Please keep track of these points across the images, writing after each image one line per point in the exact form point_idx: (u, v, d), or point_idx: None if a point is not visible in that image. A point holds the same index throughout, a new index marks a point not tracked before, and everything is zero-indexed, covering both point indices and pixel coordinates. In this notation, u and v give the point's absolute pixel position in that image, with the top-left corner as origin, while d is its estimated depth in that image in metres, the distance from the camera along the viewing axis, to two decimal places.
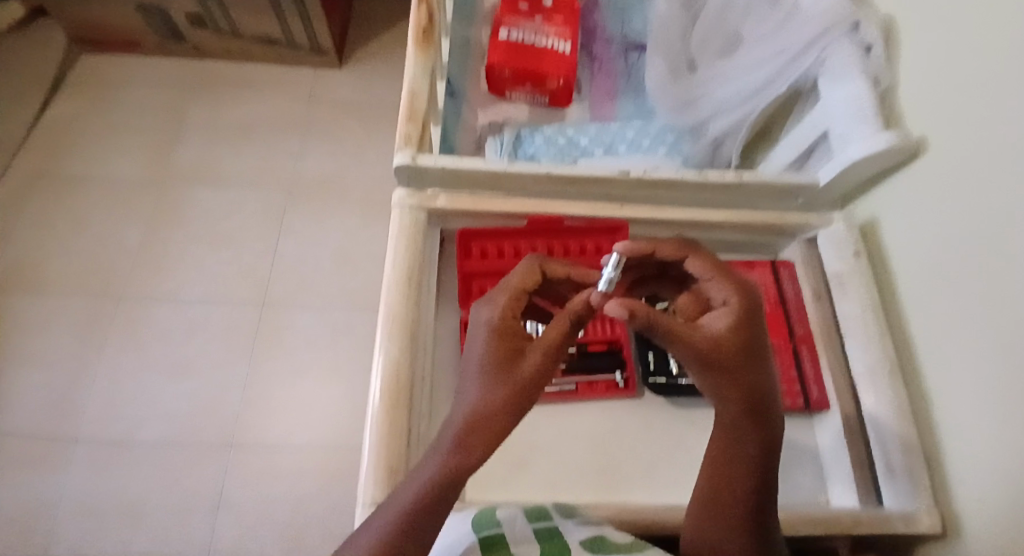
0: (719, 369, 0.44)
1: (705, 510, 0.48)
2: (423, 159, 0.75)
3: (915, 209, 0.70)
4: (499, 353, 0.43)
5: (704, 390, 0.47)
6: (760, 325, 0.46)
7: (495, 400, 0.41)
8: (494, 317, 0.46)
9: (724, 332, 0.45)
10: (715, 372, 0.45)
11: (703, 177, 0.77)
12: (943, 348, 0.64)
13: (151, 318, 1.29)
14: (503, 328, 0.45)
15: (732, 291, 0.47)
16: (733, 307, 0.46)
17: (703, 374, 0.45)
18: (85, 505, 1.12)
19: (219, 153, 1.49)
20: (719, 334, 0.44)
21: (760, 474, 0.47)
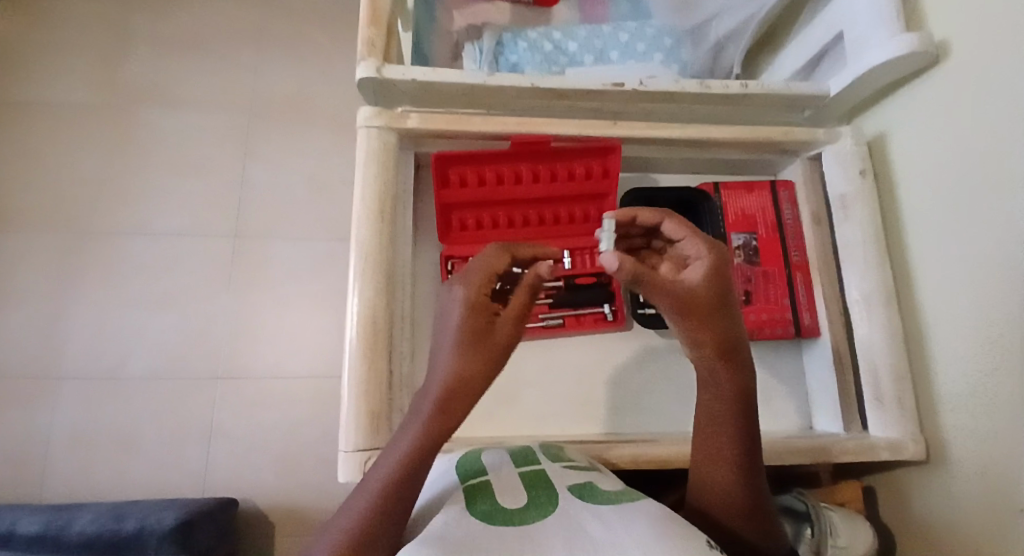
0: (694, 316, 0.47)
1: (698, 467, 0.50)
2: (390, 71, 0.66)
3: (928, 123, 0.64)
4: (467, 331, 0.44)
5: (687, 341, 0.49)
6: (730, 277, 0.48)
7: (461, 377, 0.42)
8: (466, 291, 0.45)
9: (704, 279, 0.47)
10: (700, 318, 0.47)
11: (706, 87, 0.70)
12: (942, 276, 0.62)
13: (120, 252, 1.23)
14: (480, 303, 0.45)
15: (703, 246, 0.50)
16: (707, 256, 0.49)
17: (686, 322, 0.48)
18: (78, 439, 1.13)
19: (170, 67, 1.34)
20: (695, 282, 0.47)
21: (743, 425, 0.49)
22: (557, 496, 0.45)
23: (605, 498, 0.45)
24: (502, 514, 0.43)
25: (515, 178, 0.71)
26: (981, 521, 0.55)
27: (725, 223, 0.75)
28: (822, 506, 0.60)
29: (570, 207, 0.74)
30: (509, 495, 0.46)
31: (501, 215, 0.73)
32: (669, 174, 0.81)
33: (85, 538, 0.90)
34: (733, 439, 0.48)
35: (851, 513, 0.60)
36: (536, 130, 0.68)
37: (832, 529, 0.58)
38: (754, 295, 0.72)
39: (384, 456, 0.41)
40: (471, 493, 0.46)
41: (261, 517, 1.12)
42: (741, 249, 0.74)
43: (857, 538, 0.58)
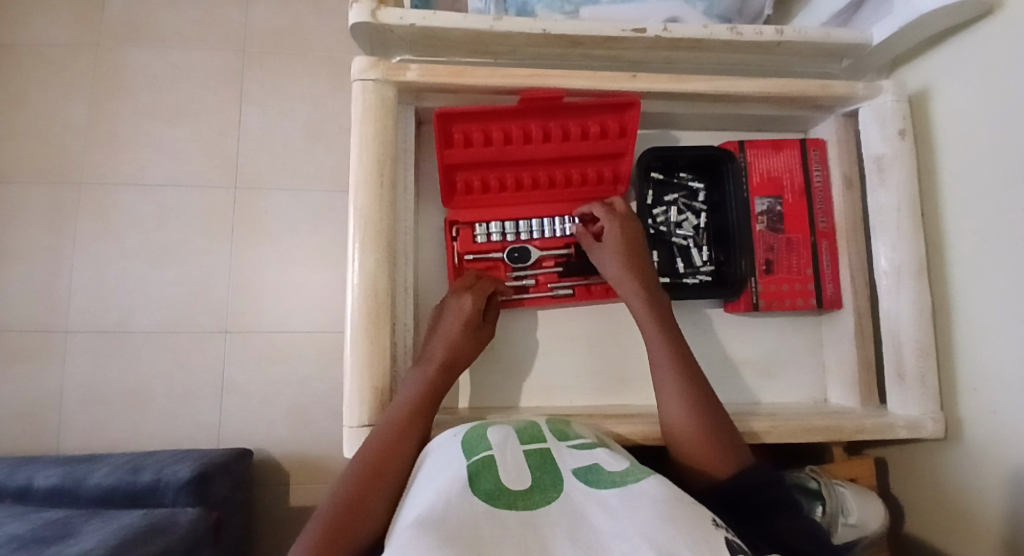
0: (614, 270, 0.63)
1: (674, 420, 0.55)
2: (386, 15, 0.60)
3: (976, 81, 0.58)
4: (461, 340, 0.60)
5: (626, 292, 0.62)
6: (630, 239, 0.64)
7: (441, 383, 0.57)
8: (468, 303, 0.62)
9: (613, 237, 0.64)
10: (617, 270, 0.63)
11: (736, 34, 0.63)
12: (977, 249, 0.58)
13: (117, 205, 1.19)
14: (474, 313, 0.61)
15: (613, 219, 0.65)
16: (612, 226, 0.65)
17: (614, 276, 0.63)
18: (93, 393, 1.14)
19: (154, 5, 1.26)
20: (605, 242, 0.65)
21: (689, 372, 0.57)
22: (561, 480, 0.42)
23: (610, 480, 0.41)
24: (506, 496, 0.39)
25: (525, 137, 0.66)
26: (997, 500, 0.55)
27: (749, 185, 0.70)
28: (834, 483, 0.61)
29: (583, 167, 0.69)
30: (513, 475, 0.42)
31: (509, 176, 0.68)
32: (692, 132, 0.75)
33: (103, 490, 0.92)
34: (676, 379, 0.56)
35: (862, 490, 0.62)
36: (547, 84, 0.62)
37: (844, 507, 0.59)
38: (777, 264, 0.69)
39: (378, 427, 0.53)
40: (473, 470, 0.42)
41: (276, 467, 1.14)
42: (765, 214, 0.69)
43: (868, 517, 0.60)
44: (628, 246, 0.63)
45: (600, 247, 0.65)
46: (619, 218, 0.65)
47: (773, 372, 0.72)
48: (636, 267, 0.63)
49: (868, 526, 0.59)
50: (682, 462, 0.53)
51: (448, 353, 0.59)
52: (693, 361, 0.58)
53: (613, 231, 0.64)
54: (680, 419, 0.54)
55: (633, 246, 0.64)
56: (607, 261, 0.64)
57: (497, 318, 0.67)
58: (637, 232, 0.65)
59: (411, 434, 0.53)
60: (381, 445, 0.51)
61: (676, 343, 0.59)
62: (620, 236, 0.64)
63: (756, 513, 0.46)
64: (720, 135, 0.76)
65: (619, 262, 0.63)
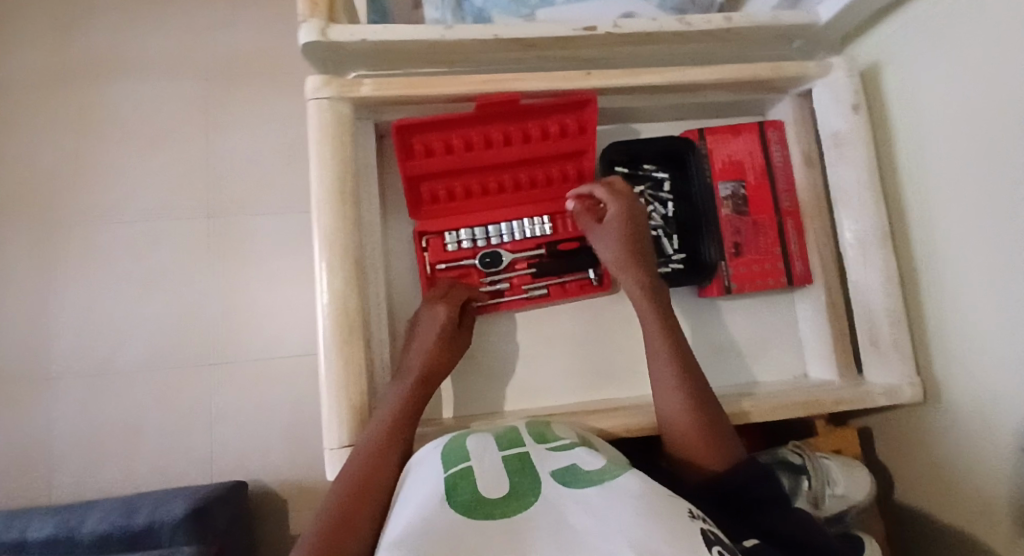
0: (620, 256, 0.63)
1: (679, 414, 0.55)
2: (337, 32, 0.59)
3: (924, 52, 0.58)
4: (437, 350, 0.60)
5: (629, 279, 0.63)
6: (632, 223, 0.64)
7: (419, 395, 0.57)
8: (442, 315, 0.62)
9: (619, 220, 0.64)
10: (623, 253, 0.63)
11: (686, 24, 0.63)
12: (938, 215, 0.59)
13: (92, 244, 1.18)
14: (448, 322, 0.61)
15: (616, 202, 0.64)
16: (615, 207, 0.64)
17: (618, 259, 0.63)
18: (82, 434, 1.13)
19: (115, 39, 1.24)
20: (610, 223, 0.64)
21: (686, 371, 0.57)
22: (540, 484, 0.41)
23: (588, 480, 0.41)
24: (484, 506, 0.39)
25: (485, 142, 0.66)
26: (973, 462, 0.55)
27: (711, 171, 0.71)
28: (819, 456, 0.63)
29: (547, 168, 0.70)
30: (492, 484, 0.42)
31: (473, 182, 0.68)
32: (653, 123, 0.76)
33: (98, 538, 0.91)
34: (676, 376, 0.57)
35: (848, 461, 0.62)
36: (502, 88, 0.62)
37: (829, 478, 0.60)
38: (745, 247, 0.70)
39: (357, 449, 0.53)
40: (450, 482, 0.42)
41: (273, 494, 1.14)
42: (730, 199, 0.70)
43: (856, 486, 0.60)
44: (630, 231, 0.63)
45: (603, 230, 0.65)
46: (625, 200, 0.64)
47: (754, 354, 0.73)
48: (637, 254, 0.63)
49: (856, 495, 0.60)
50: (677, 457, 0.55)
51: (425, 364, 0.59)
52: (693, 361, 0.59)
53: (618, 213, 0.64)
54: (677, 416, 0.55)
55: (635, 230, 0.64)
56: (608, 242, 0.64)
57: (474, 325, 0.68)
58: (640, 215, 0.65)
59: (392, 449, 0.52)
60: (363, 464, 0.51)
61: (678, 342, 0.59)
62: (623, 220, 0.64)
63: (747, 505, 0.48)
64: (681, 124, 0.76)
65: (615, 251, 0.63)
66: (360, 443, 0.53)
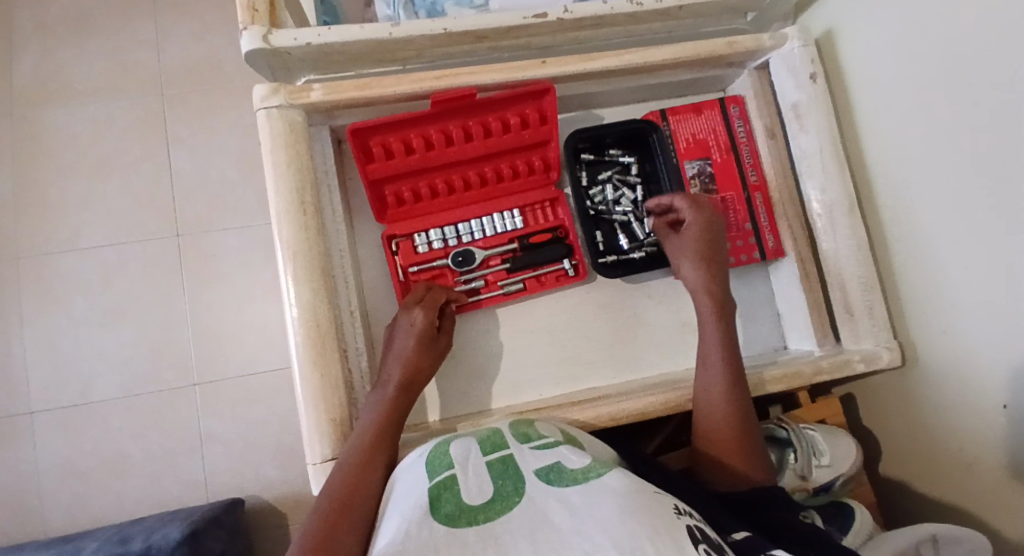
0: (699, 267, 0.63)
1: (719, 417, 0.56)
2: (280, 38, 0.58)
3: (875, 13, 0.58)
4: (416, 355, 0.59)
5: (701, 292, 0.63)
6: (710, 234, 0.63)
7: (398, 401, 0.56)
8: (420, 321, 0.60)
9: (698, 231, 0.63)
10: (702, 264, 0.63)
11: (637, 5, 0.62)
12: (901, 176, 0.59)
13: (57, 275, 1.15)
14: (427, 326, 0.60)
15: (696, 213, 0.64)
16: (694, 218, 0.64)
17: (697, 271, 0.63)
18: (66, 470, 1.11)
19: (60, 61, 1.20)
20: (689, 233, 0.64)
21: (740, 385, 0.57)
22: (524, 483, 0.41)
23: (572, 478, 0.41)
24: (468, 513, 0.38)
25: (446, 139, 0.65)
26: (950, 419, 0.56)
27: (677, 152, 0.71)
28: (803, 427, 0.63)
29: (512, 161, 0.69)
30: (475, 489, 0.41)
31: (439, 181, 0.67)
32: (614, 107, 0.76)
33: None
34: (720, 381, 0.57)
35: (831, 429, 0.63)
36: (457, 83, 0.61)
37: (816, 448, 0.61)
38: None
39: (340, 463, 0.51)
40: (434, 494, 0.41)
41: (270, 509, 1.12)
42: (697, 177, 0.70)
43: (841, 454, 0.61)
44: (704, 243, 0.63)
45: (679, 243, 0.65)
46: (701, 210, 0.64)
47: (735, 329, 0.73)
48: (711, 267, 0.63)
49: (842, 465, 0.61)
50: (703, 450, 0.57)
51: (405, 371, 0.58)
52: (739, 366, 0.59)
53: (695, 223, 0.64)
54: (714, 416, 0.56)
55: (710, 242, 0.63)
56: (683, 255, 0.64)
57: (453, 327, 0.67)
58: (716, 226, 0.64)
59: (376, 459, 0.51)
60: (348, 476, 0.49)
61: (730, 351, 0.59)
62: (699, 232, 0.63)
63: (744, 504, 0.50)
64: (643, 105, 0.76)
65: (691, 260, 0.63)
66: (342, 457, 0.52)
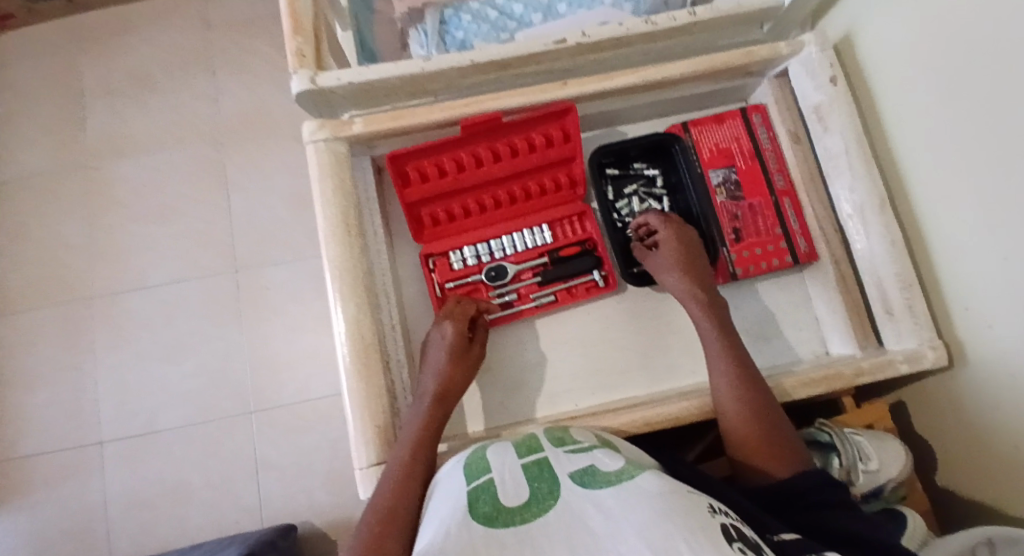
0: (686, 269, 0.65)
1: (744, 419, 0.55)
2: (325, 79, 0.63)
3: (891, 13, 0.59)
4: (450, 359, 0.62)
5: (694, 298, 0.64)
6: (685, 241, 0.67)
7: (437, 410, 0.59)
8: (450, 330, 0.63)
9: (671, 245, 0.67)
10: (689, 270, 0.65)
11: (652, 25, 0.65)
12: (935, 172, 0.58)
13: (126, 312, 1.24)
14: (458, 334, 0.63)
15: (667, 227, 0.69)
16: (665, 232, 0.68)
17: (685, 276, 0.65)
18: (133, 495, 1.18)
19: (130, 118, 1.33)
20: (663, 246, 0.68)
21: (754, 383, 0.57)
22: (558, 487, 0.42)
23: (606, 481, 0.42)
24: (504, 514, 0.39)
25: (475, 161, 0.69)
26: (1002, 423, 0.53)
27: (700, 162, 0.73)
28: (848, 432, 0.61)
29: (539, 178, 0.72)
30: (512, 492, 0.42)
31: (469, 202, 0.71)
32: (638, 123, 0.78)
33: None
34: (729, 378, 0.58)
35: (879, 434, 0.61)
36: (484, 108, 0.65)
37: (861, 453, 0.59)
38: (744, 230, 0.71)
39: (384, 474, 0.53)
40: (473, 497, 0.43)
41: (320, 534, 1.15)
42: (722, 186, 0.72)
43: (889, 457, 0.59)
44: (682, 249, 0.67)
45: (656, 256, 0.68)
46: (670, 224, 0.69)
47: (773, 335, 0.73)
48: (696, 272, 0.65)
49: (890, 467, 0.59)
50: (744, 461, 0.55)
51: (440, 383, 0.61)
52: (752, 366, 0.59)
53: (667, 236, 0.68)
54: (736, 418, 0.56)
55: (686, 250, 0.67)
56: (664, 265, 0.67)
57: (487, 340, 0.69)
58: (690, 238, 0.68)
59: (419, 467, 0.53)
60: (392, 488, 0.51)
61: (738, 353, 0.60)
62: (674, 242, 0.67)
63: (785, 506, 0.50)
64: (666, 119, 0.79)
65: (675, 267, 0.66)
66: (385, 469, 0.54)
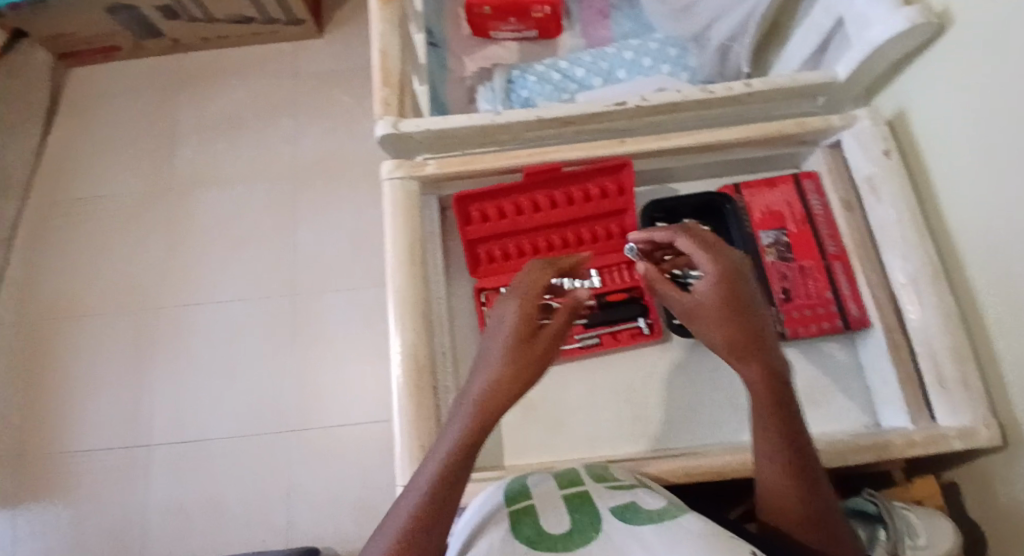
0: (728, 327, 0.50)
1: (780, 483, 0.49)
2: (406, 125, 0.70)
3: (947, 95, 0.61)
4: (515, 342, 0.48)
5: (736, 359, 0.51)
6: (734, 288, 0.50)
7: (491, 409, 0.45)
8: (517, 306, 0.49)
9: (713, 294, 0.50)
10: (734, 326, 0.50)
11: (708, 93, 0.70)
12: (989, 248, 0.58)
13: (190, 327, 1.33)
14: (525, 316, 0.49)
15: (712, 265, 0.51)
16: (711, 272, 0.51)
17: (727, 332, 0.50)
18: (171, 504, 1.22)
19: (218, 152, 1.47)
20: (703, 291, 0.51)
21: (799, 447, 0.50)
22: (599, 520, 0.43)
23: (648, 517, 0.43)
24: (547, 540, 0.42)
25: (534, 207, 0.75)
26: None
27: (751, 223, 0.75)
28: (896, 504, 0.59)
29: (593, 227, 0.77)
30: (553, 519, 0.44)
31: (525, 243, 0.76)
32: (690, 182, 0.82)
33: None
34: (774, 440, 0.50)
35: (929, 510, 0.59)
36: (547, 159, 0.71)
37: (910, 529, 0.57)
38: (793, 291, 0.72)
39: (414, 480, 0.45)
40: (514, 518, 0.45)
41: None
42: (773, 246, 0.74)
43: (940, 535, 0.56)
44: (729, 302, 0.50)
45: (692, 299, 0.53)
46: (716, 261, 0.51)
47: (819, 400, 0.72)
48: (743, 329, 0.50)
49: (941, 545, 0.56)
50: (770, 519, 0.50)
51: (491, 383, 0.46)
52: (798, 427, 0.50)
53: (714, 281, 0.50)
54: (773, 480, 0.50)
55: (734, 303, 0.50)
56: (702, 315, 0.51)
57: None
58: (741, 282, 0.51)
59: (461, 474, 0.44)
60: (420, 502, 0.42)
61: (787, 415, 0.50)
62: (721, 290, 0.50)
63: None
64: (719, 180, 0.82)
65: (714, 324, 0.50)
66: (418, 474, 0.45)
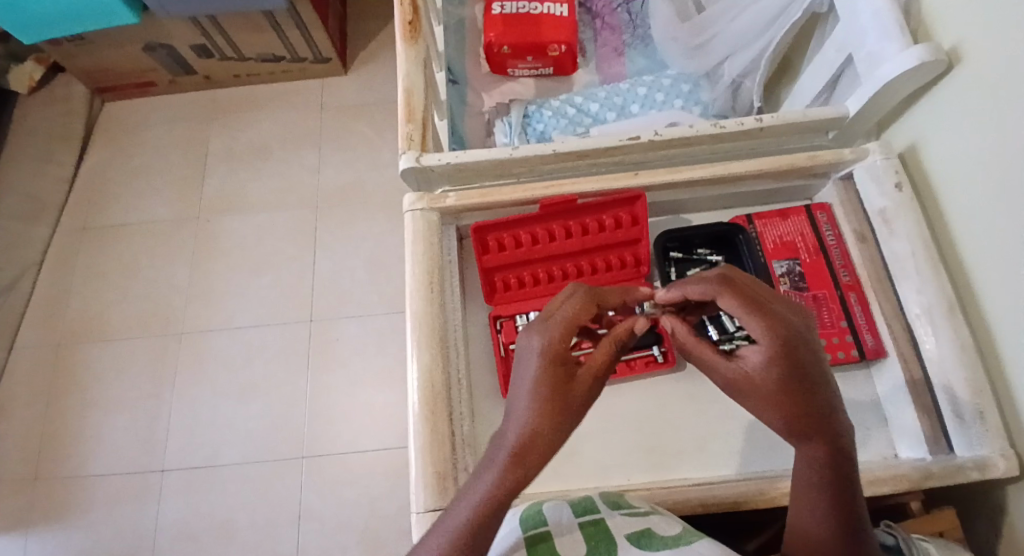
0: (778, 406, 0.42)
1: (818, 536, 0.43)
2: (427, 158, 0.73)
3: (959, 131, 0.62)
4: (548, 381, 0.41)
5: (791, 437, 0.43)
6: (790, 364, 0.41)
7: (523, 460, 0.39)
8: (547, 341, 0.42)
9: (766, 372, 0.42)
10: (788, 408, 0.42)
11: (720, 128, 0.72)
12: (1005, 283, 0.58)
13: (210, 350, 1.36)
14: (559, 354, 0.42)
15: (762, 332, 0.42)
16: (763, 343, 0.42)
17: (780, 414, 0.42)
18: (183, 527, 1.22)
19: (243, 181, 1.52)
20: (753, 368, 0.42)
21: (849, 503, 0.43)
22: (615, 548, 0.44)
23: (663, 543, 0.43)
24: None
25: (549, 236, 0.77)
26: None
27: (764, 253, 0.76)
28: (916, 538, 0.58)
29: (607, 256, 0.78)
30: (570, 547, 0.45)
31: (540, 271, 0.78)
32: (704, 213, 0.83)
33: None
34: (823, 503, 0.42)
35: (950, 545, 0.58)
36: (562, 191, 0.73)
37: None
38: None
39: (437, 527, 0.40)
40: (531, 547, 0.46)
41: None
42: (786, 276, 0.75)
43: None
44: (785, 383, 0.41)
45: (735, 367, 0.45)
46: (770, 331, 0.42)
47: None
48: (801, 409, 0.41)
49: None
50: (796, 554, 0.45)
51: (522, 431, 0.40)
52: (851, 486, 0.43)
53: (764, 354, 0.42)
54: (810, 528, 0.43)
55: (789, 382, 0.41)
56: (748, 393, 0.43)
57: None
58: (800, 353, 0.42)
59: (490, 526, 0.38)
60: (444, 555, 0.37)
61: (840, 478, 0.42)
62: (774, 368, 0.41)
63: None
64: (732, 211, 0.83)
65: (767, 408, 0.42)
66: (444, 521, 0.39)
